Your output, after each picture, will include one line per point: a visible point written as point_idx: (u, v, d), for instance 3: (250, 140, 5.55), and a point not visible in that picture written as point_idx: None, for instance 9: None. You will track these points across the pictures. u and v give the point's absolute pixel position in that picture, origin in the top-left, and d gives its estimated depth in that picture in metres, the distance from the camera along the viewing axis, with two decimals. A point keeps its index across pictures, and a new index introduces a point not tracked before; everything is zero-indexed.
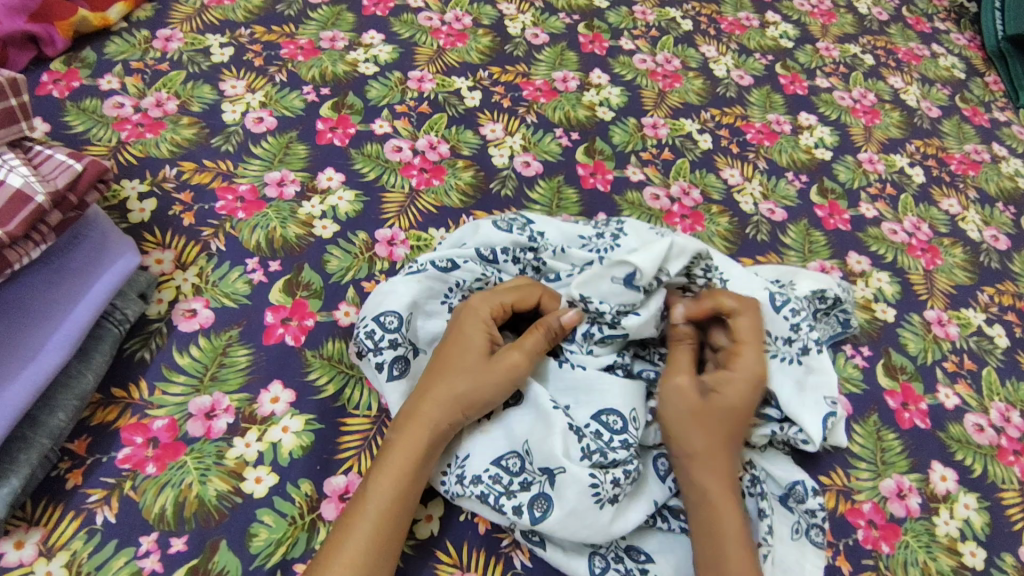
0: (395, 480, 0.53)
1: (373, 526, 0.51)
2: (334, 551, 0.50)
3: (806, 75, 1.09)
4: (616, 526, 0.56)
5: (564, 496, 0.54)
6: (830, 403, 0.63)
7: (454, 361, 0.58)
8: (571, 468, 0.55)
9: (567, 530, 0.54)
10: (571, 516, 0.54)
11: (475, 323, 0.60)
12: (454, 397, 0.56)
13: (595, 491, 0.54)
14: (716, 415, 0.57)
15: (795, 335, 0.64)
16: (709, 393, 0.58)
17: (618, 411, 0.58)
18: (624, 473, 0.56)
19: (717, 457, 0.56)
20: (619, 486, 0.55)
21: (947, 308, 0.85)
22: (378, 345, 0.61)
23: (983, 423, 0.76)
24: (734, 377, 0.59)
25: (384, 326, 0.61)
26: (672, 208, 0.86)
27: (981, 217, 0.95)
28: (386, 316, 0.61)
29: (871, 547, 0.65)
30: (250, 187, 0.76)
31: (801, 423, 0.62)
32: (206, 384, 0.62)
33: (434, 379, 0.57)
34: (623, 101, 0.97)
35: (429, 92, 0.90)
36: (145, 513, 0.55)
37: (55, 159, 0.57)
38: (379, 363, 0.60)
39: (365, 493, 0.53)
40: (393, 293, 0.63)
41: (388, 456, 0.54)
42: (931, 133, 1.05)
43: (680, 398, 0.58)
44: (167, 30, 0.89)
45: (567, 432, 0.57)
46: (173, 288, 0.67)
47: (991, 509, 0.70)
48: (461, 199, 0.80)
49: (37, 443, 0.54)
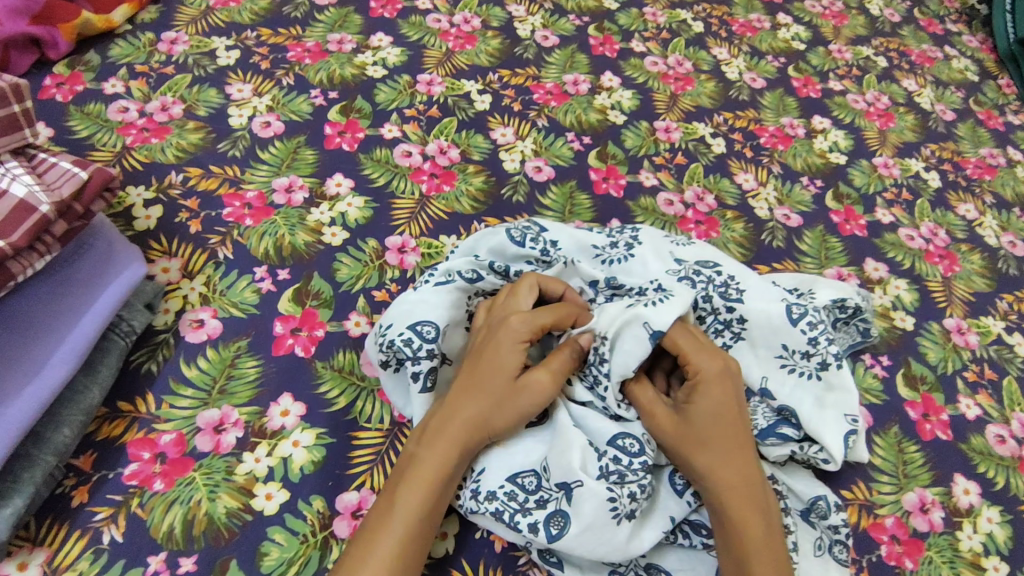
0: (424, 500, 0.52)
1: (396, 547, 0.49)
2: (361, 560, 0.49)
3: (820, 78, 1.07)
4: (633, 545, 0.54)
5: (581, 511, 0.52)
6: (851, 420, 0.62)
7: (483, 378, 0.56)
8: (588, 482, 0.53)
9: (585, 546, 0.52)
10: (588, 531, 0.52)
11: (510, 341, 0.57)
12: (471, 420, 0.54)
13: (613, 506, 0.52)
14: (700, 427, 0.55)
15: (813, 348, 0.63)
16: (685, 407, 0.56)
17: (634, 434, 0.56)
18: (640, 488, 0.54)
19: (724, 471, 0.53)
20: (636, 500, 0.53)
21: (966, 316, 0.83)
22: (416, 354, 0.58)
23: (1004, 434, 0.74)
24: (721, 393, 0.56)
25: (422, 335, 0.59)
26: (686, 214, 0.85)
27: (998, 223, 0.94)
28: (423, 326, 0.59)
29: (895, 563, 0.64)
30: (258, 194, 0.74)
31: (822, 442, 0.61)
32: (215, 397, 0.61)
33: (460, 393, 0.56)
34: (635, 104, 0.95)
35: (438, 96, 0.88)
36: (153, 531, 0.54)
37: (59, 168, 0.55)
38: (416, 373, 0.58)
39: (391, 509, 0.51)
40: (420, 304, 0.61)
41: (415, 474, 0.52)
42: (946, 137, 1.03)
43: (667, 422, 0.56)
44: (171, 32, 0.88)
45: (586, 447, 0.55)
46: (180, 298, 0.66)
47: (1014, 522, 0.68)
48: (472, 205, 0.79)
49: (41, 461, 0.52)
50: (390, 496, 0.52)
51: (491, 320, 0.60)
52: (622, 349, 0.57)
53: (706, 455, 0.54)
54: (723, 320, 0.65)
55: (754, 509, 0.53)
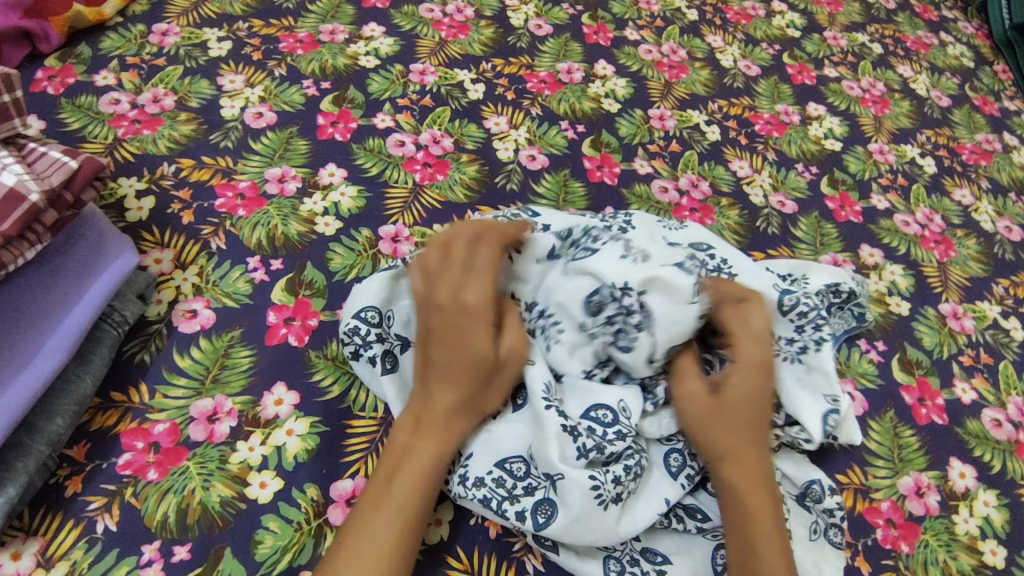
0: (421, 489, 0.52)
1: (394, 544, 0.49)
2: (353, 554, 0.48)
3: (815, 65, 1.07)
4: (623, 526, 0.54)
5: (567, 501, 0.53)
6: (832, 400, 0.61)
7: (460, 362, 0.55)
8: (570, 474, 0.53)
9: (572, 534, 0.53)
10: (575, 521, 0.52)
11: (481, 322, 0.56)
12: (472, 406, 0.56)
13: (598, 493, 0.53)
14: (734, 414, 0.55)
15: (798, 335, 0.64)
16: (721, 391, 0.55)
17: (607, 404, 0.56)
18: (625, 471, 0.54)
19: (746, 458, 0.54)
20: (620, 484, 0.54)
21: (962, 301, 0.83)
22: (366, 341, 0.60)
23: (1000, 418, 0.74)
24: (754, 374, 0.56)
25: (367, 322, 0.60)
26: (680, 202, 0.84)
27: (994, 208, 0.94)
28: (365, 313, 0.60)
29: (890, 547, 0.64)
30: (250, 184, 0.74)
31: (801, 422, 0.60)
32: (208, 386, 0.61)
33: (441, 383, 0.55)
34: (629, 92, 0.95)
35: (431, 85, 0.88)
36: (148, 520, 0.54)
37: (49, 157, 0.55)
38: (371, 358, 0.60)
39: (388, 493, 0.51)
40: (366, 287, 0.61)
41: (411, 465, 0.53)
42: (941, 123, 1.03)
43: (695, 401, 0.55)
44: (163, 24, 0.87)
45: (561, 433, 0.54)
46: (172, 288, 0.66)
47: (1011, 506, 0.68)
48: (465, 194, 0.79)
49: (34, 450, 0.52)
50: (386, 480, 0.52)
51: (443, 302, 0.56)
52: (664, 296, 0.55)
53: (735, 435, 0.54)
54: None
55: (769, 497, 0.53)
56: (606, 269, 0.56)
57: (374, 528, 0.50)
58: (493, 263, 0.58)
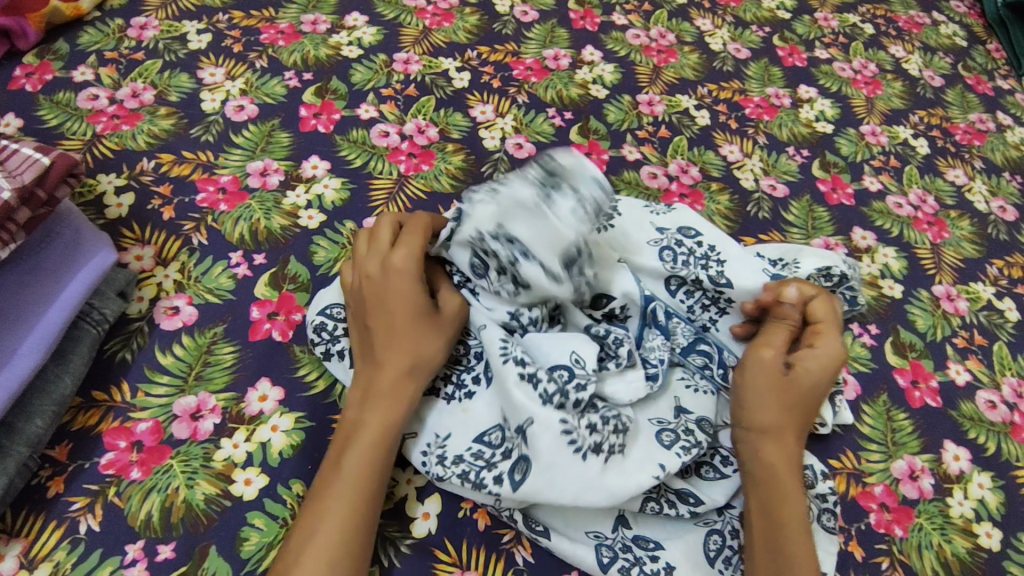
0: (373, 454, 0.52)
1: (348, 514, 0.49)
2: (308, 534, 0.48)
3: (805, 47, 1.05)
4: (610, 480, 0.52)
5: (538, 449, 0.52)
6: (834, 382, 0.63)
7: (400, 320, 0.56)
8: (538, 416, 0.52)
9: (553, 486, 0.52)
10: (552, 468, 0.52)
11: (411, 279, 0.57)
12: (417, 362, 0.56)
13: (569, 437, 0.52)
14: (800, 395, 0.57)
15: None
16: (795, 370, 0.58)
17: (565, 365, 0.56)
18: (601, 420, 0.54)
19: (787, 440, 0.56)
20: (596, 432, 0.53)
21: (956, 282, 0.82)
22: (334, 335, 0.60)
23: (995, 399, 0.74)
24: (829, 360, 0.59)
25: (333, 317, 0.61)
26: (670, 187, 0.83)
27: (988, 188, 0.93)
28: (331, 308, 0.62)
29: (884, 531, 0.63)
30: (232, 178, 0.73)
31: None
32: (191, 384, 0.60)
33: (380, 347, 0.56)
34: (617, 78, 0.93)
35: (415, 75, 0.87)
36: (131, 519, 0.53)
37: (22, 153, 0.54)
38: (340, 351, 0.60)
39: (339, 465, 0.52)
40: (331, 289, 0.63)
41: (360, 435, 0.53)
42: (935, 103, 1.02)
43: (767, 370, 0.57)
44: (141, 17, 0.86)
45: (520, 381, 0.54)
46: (153, 285, 0.65)
47: (1006, 487, 0.68)
48: (451, 184, 0.78)
49: (13, 452, 0.52)
50: (337, 458, 0.52)
51: (374, 270, 0.58)
52: (516, 228, 0.53)
53: (793, 417, 0.56)
54: (710, 295, 0.65)
55: (795, 479, 0.55)
56: (464, 231, 0.55)
57: (333, 503, 0.50)
58: (424, 228, 0.60)
